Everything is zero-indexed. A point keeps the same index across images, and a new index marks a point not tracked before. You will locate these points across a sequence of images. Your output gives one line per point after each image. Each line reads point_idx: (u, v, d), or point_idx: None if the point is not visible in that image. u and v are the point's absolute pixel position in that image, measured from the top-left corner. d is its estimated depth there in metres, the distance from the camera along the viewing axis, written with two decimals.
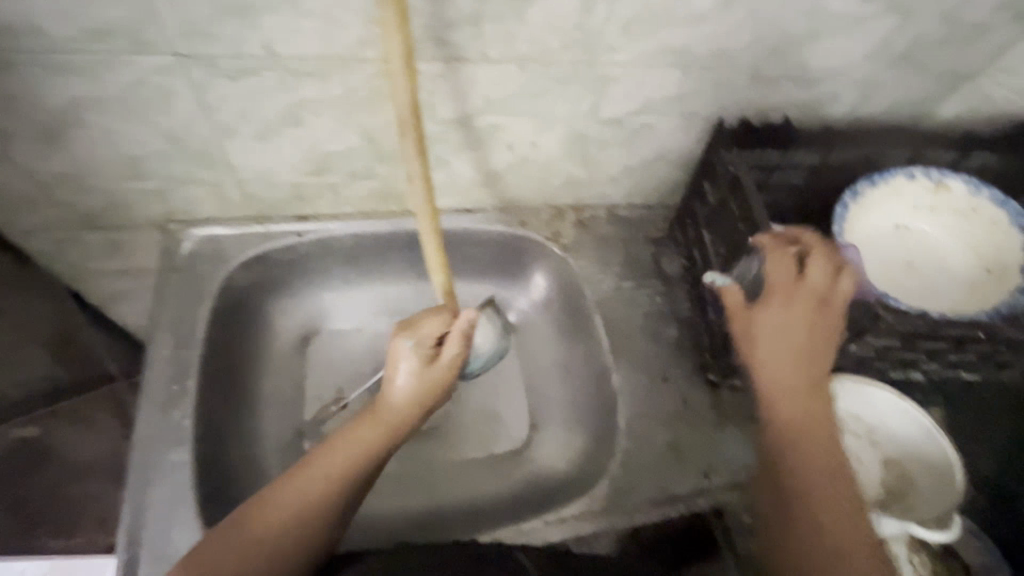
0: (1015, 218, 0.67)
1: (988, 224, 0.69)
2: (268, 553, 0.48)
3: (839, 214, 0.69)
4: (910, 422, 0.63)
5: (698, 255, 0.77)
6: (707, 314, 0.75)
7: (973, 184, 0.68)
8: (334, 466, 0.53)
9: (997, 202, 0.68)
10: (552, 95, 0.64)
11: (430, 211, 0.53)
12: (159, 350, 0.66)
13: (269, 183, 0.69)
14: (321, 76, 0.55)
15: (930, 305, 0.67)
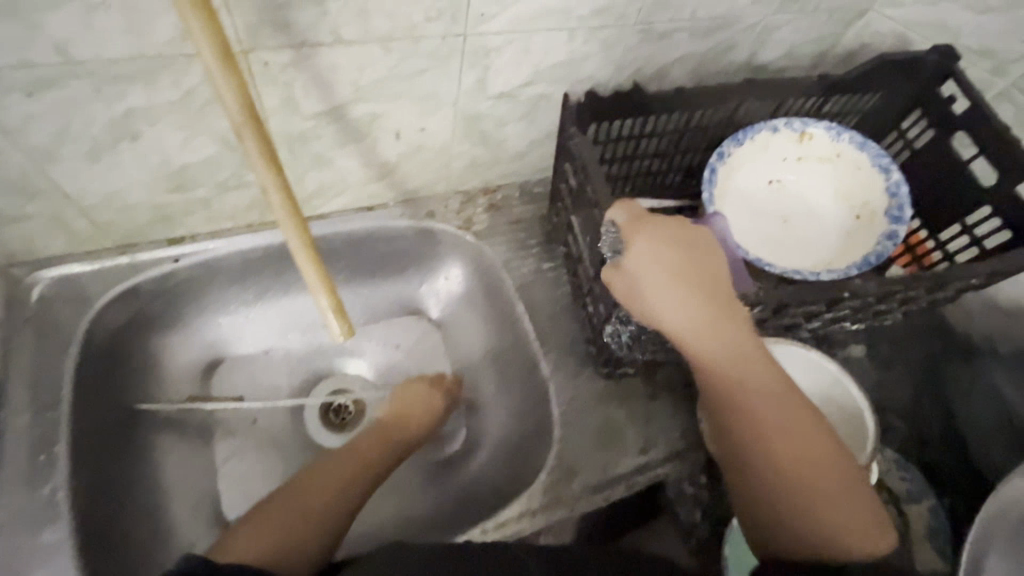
0: (875, 159, 0.69)
1: (853, 167, 0.71)
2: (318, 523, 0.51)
3: (708, 179, 0.69)
4: (817, 372, 0.64)
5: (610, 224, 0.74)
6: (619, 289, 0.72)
7: (834, 130, 0.70)
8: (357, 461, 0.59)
9: (857, 144, 0.70)
10: (430, 75, 0.57)
11: (298, 220, 0.47)
12: (19, 416, 0.57)
13: (123, 207, 0.60)
14: (144, 81, 0.47)
15: (805, 259, 0.69)
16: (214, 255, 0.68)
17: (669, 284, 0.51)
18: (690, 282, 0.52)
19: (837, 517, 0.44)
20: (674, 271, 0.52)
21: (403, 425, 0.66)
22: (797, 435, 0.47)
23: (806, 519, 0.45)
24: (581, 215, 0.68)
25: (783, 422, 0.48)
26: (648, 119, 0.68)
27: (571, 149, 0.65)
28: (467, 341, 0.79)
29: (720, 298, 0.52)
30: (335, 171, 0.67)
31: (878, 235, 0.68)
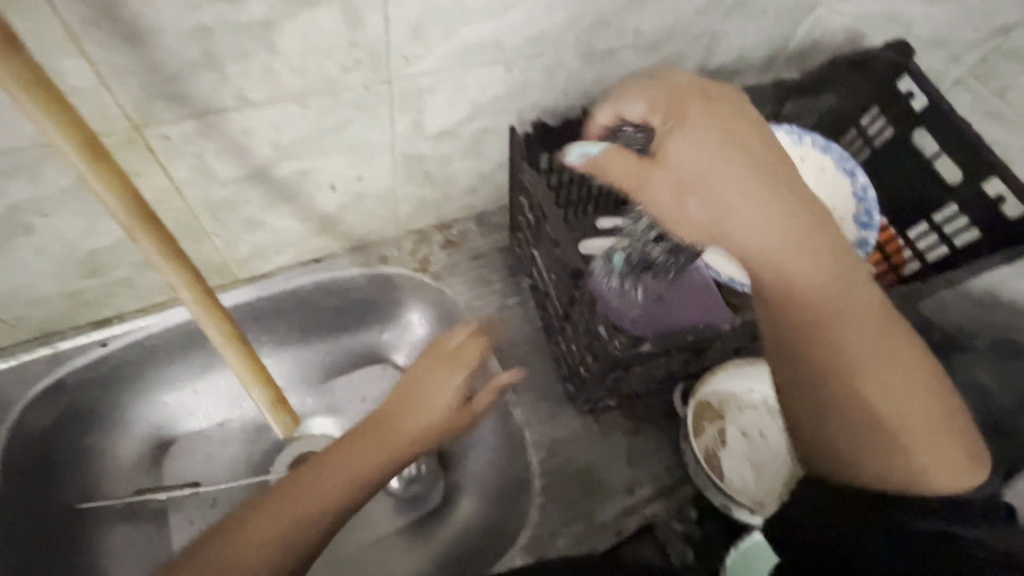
0: (838, 161, 0.67)
1: (817, 171, 0.68)
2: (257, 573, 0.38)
3: None
4: None
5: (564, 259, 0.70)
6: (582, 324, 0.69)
7: (796, 134, 0.67)
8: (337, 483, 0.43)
9: (820, 147, 0.67)
10: (357, 124, 0.53)
11: (219, 314, 0.42)
12: None
13: (31, 298, 0.54)
14: (23, 175, 0.42)
15: None
16: (148, 333, 0.62)
17: (708, 149, 0.38)
18: (729, 124, 0.38)
19: (921, 421, 0.36)
20: (746, 124, 0.39)
21: (406, 417, 0.50)
22: (863, 324, 0.37)
23: (874, 417, 0.36)
24: (542, 250, 0.64)
25: (863, 336, 0.37)
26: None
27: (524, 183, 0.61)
28: None
29: (766, 174, 0.38)
30: (271, 232, 0.62)
31: (848, 242, 0.65)
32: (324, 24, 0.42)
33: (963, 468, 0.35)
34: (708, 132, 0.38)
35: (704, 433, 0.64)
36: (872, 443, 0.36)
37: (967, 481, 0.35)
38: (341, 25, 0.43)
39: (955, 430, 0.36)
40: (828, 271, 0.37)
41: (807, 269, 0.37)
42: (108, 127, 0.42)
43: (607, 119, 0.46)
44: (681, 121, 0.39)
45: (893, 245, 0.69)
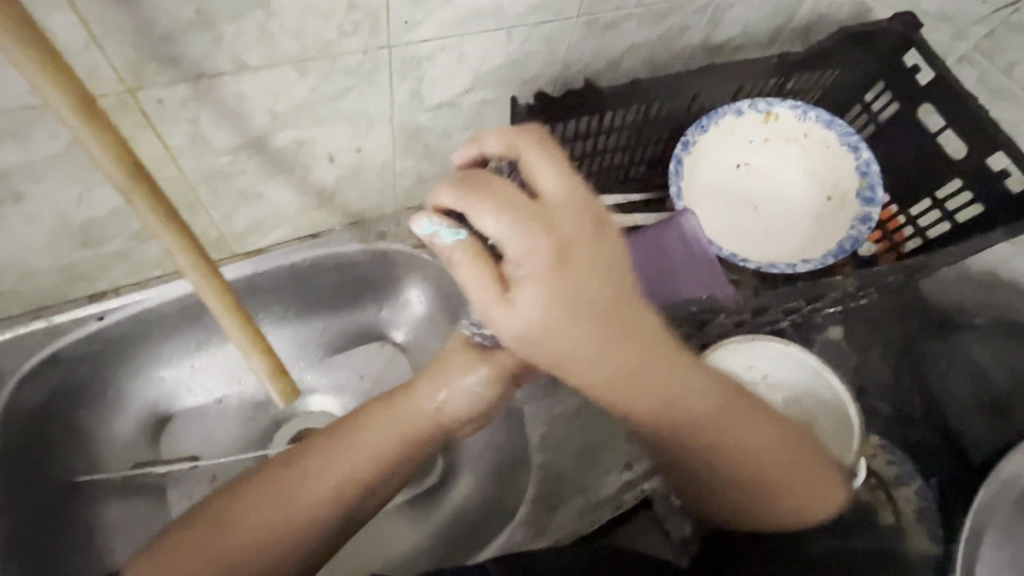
0: (843, 136, 0.66)
1: (821, 147, 0.68)
2: (257, 553, 0.45)
3: (674, 172, 0.65)
4: (799, 363, 0.63)
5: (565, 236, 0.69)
6: None
7: (800, 108, 0.67)
8: (351, 466, 0.49)
9: (825, 122, 0.67)
10: (356, 93, 0.52)
11: (215, 278, 0.41)
12: None
13: (22, 270, 0.53)
14: (13, 139, 0.40)
15: (780, 249, 0.66)
16: (144, 308, 0.61)
17: (544, 309, 0.40)
18: (579, 283, 0.40)
19: (791, 488, 0.47)
20: (594, 269, 0.40)
21: (427, 404, 0.54)
22: (736, 426, 0.46)
23: (751, 488, 0.47)
24: None
25: (740, 431, 0.46)
26: (603, 117, 0.64)
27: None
28: None
29: (601, 322, 0.41)
30: (268, 205, 0.61)
31: (850, 219, 0.65)
32: None
33: (831, 495, 0.48)
34: (555, 291, 0.39)
35: None
36: (763, 507, 0.48)
37: (831, 505, 0.48)
38: None
39: (814, 464, 0.48)
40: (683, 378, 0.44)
41: (674, 391, 0.44)
42: (100, 89, 0.41)
43: (449, 205, 0.40)
44: (525, 269, 0.39)
45: (894, 222, 0.69)
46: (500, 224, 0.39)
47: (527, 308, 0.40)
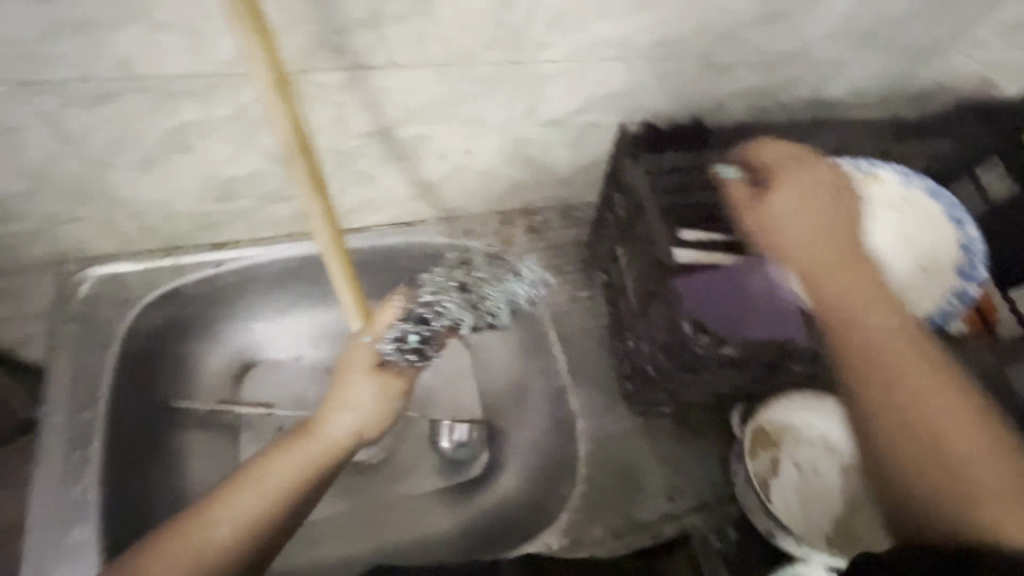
0: (947, 209, 0.65)
1: (923, 215, 0.66)
2: None
3: None
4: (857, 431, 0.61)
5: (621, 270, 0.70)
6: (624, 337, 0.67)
7: (904, 175, 0.66)
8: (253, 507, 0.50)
9: (929, 193, 0.66)
10: (480, 100, 0.56)
11: (331, 227, 0.46)
12: (55, 413, 0.58)
13: (166, 214, 0.60)
14: (198, 98, 0.47)
15: None
16: (254, 263, 0.68)
17: (814, 226, 0.57)
18: (812, 210, 0.58)
19: (956, 450, 0.46)
20: (823, 218, 0.57)
21: (334, 423, 0.54)
22: (920, 390, 0.49)
23: (942, 462, 0.46)
24: (627, 246, 0.65)
25: (919, 399, 0.48)
26: (702, 154, 0.65)
27: (615, 179, 0.64)
28: (499, 365, 0.77)
29: (823, 226, 0.57)
30: (377, 189, 0.66)
31: (946, 291, 0.62)
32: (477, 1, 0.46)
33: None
34: (807, 201, 0.58)
35: (757, 458, 0.62)
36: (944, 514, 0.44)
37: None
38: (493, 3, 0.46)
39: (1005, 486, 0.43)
40: (898, 336, 0.52)
41: (875, 348, 0.52)
42: None
43: (752, 160, 0.61)
44: (775, 186, 0.59)
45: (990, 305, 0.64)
46: (765, 166, 0.60)
47: (782, 201, 0.58)
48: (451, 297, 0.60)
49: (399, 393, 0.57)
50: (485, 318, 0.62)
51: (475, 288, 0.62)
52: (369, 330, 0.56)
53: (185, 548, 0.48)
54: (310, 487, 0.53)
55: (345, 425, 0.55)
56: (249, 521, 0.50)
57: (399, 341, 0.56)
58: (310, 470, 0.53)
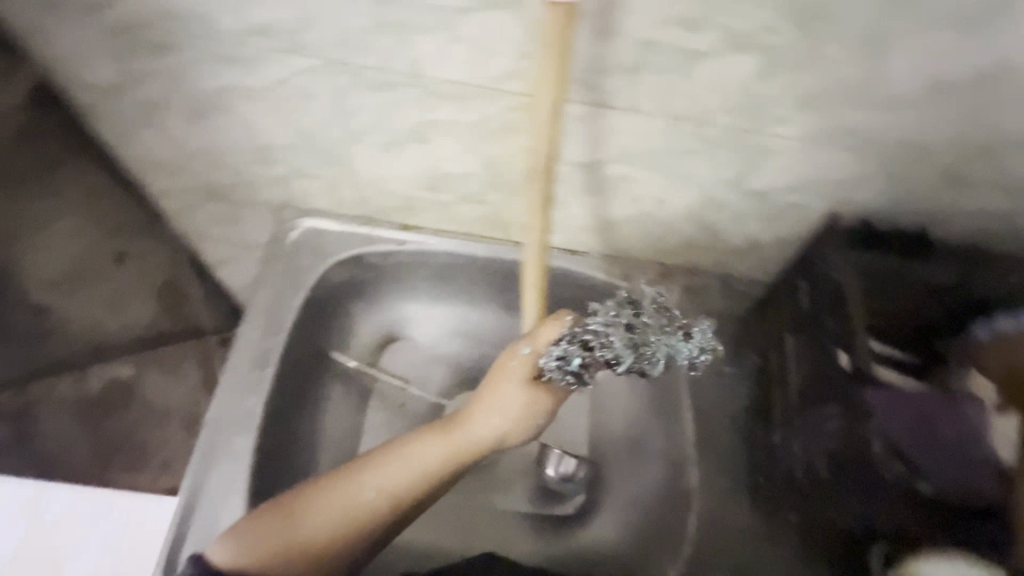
0: None
1: None
2: (319, 547, 0.52)
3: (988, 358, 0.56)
4: None
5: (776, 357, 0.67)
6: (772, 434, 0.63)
7: None
8: (403, 479, 0.55)
9: None
10: (696, 157, 0.57)
11: (540, 250, 0.57)
12: (248, 333, 0.65)
13: (383, 190, 0.67)
14: (458, 101, 0.52)
15: None
16: (432, 249, 0.74)
17: None
18: None
19: None
20: None
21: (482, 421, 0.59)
22: None
23: None
24: (803, 339, 0.61)
25: None
26: (911, 265, 0.59)
27: (816, 270, 0.62)
28: (618, 412, 0.77)
29: None
30: (561, 214, 0.69)
31: None
32: (741, 69, 0.47)
33: None
34: None
35: None
36: None
37: None
38: (755, 73, 0.47)
39: None
40: None
41: None
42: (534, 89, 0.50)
43: None
44: None
45: None
46: None
47: None
48: (618, 334, 0.56)
49: (546, 410, 0.61)
50: (641, 365, 0.56)
51: (642, 330, 0.56)
52: (529, 343, 0.59)
53: (334, 502, 0.53)
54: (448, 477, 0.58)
55: (491, 426, 0.59)
56: (394, 494, 0.55)
57: (560, 363, 0.57)
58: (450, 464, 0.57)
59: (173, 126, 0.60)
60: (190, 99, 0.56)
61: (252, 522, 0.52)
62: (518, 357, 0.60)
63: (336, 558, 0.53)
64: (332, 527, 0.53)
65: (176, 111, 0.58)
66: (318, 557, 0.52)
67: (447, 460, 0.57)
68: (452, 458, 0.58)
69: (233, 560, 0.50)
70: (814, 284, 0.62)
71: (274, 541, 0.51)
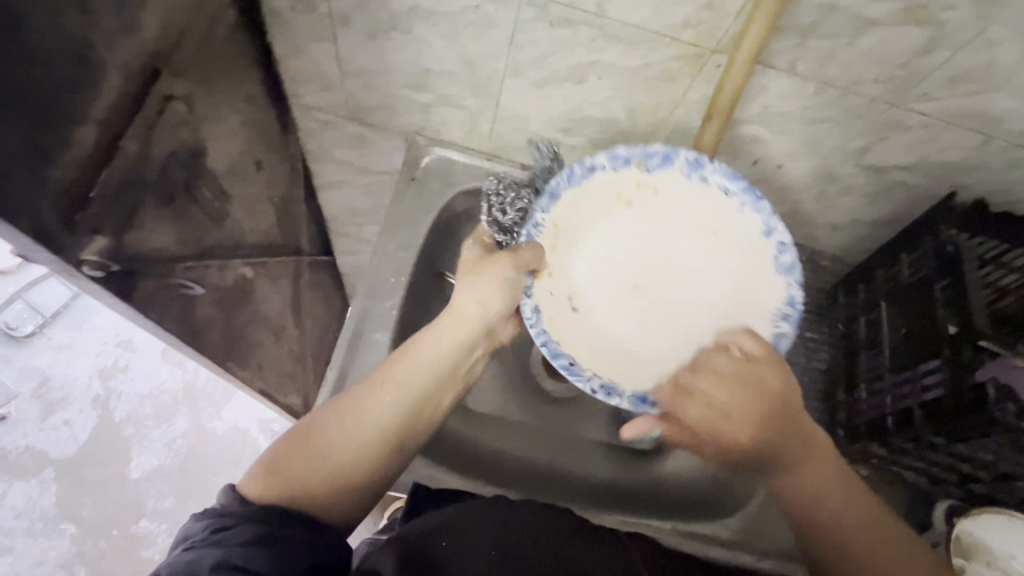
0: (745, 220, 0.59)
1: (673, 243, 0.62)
2: (348, 461, 0.48)
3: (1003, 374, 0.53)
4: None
5: (863, 323, 0.71)
6: (855, 391, 0.69)
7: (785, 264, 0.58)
8: (409, 374, 0.52)
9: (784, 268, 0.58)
10: (829, 125, 0.62)
11: (724, 118, 0.56)
12: (385, 244, 0.71)
13: (520, 127, 0.72)
14: (628, 44, 0.57)
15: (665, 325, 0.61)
16: None
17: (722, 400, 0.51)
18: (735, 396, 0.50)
19: None
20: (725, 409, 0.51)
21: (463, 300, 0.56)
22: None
23: None
24: (898, 305, 0.66)
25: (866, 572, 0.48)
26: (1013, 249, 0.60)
27: (924, 244, 0.65)
28: None
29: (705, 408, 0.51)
30: None
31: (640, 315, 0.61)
32: (907, 39, 0.51)
33: None
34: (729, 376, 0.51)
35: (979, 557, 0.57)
36: None
37: None
38: (917, 46, 0.51)
39: None
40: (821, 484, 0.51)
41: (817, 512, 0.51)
42: (706, 41, 0.55)
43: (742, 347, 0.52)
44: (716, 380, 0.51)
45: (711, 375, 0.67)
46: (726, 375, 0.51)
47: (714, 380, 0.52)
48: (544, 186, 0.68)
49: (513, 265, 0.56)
50: None
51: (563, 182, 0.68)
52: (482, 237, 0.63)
53: (348, 411, 0.50)
54: (454, 373, 0.56)
55: (471, 299, 0.56)
56: (407, 392, 0.52)
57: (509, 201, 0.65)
58: (453, 358, 0.55)
59: (345, 41, 0.65)
60: (374, 16, 0.61)
61: (270, 459, 0.47)
62: (467, 247, 0.61)
63: (365, 471, 0.49)
64: (355, 444, 0.49)
65: (357, 27, 0.62)
66: (340, 482, 0.47)
67: (451, 354, 0.55)
68: (452, 353, 0.55)
69: (260, 492, 0.45)
70: (916, 254, 0.65)
71: (294, 468, 0.46)
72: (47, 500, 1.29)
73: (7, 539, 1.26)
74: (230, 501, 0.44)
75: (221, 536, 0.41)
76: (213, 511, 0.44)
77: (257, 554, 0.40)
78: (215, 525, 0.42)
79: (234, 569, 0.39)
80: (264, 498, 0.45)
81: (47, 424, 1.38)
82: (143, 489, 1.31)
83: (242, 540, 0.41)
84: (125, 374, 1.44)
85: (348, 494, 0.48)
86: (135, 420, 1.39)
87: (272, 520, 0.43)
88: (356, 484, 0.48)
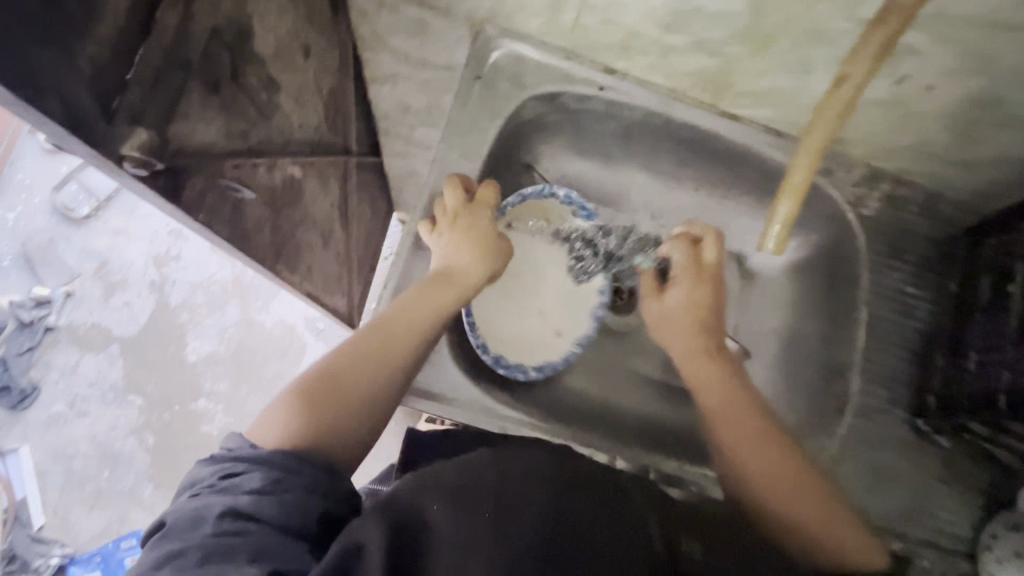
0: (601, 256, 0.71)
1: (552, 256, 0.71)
2: (363, 393, 0.48)
3: None
4: None
5: (992, 284, 0.62)
6: (965, 359, 0.62)
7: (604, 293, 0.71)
8: (413, 315, 0.53)
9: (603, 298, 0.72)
10: (1019, 35, 0.48)
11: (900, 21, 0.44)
12: (449, 156, 0.66)
13: (611, 19, 0.60)
14: None
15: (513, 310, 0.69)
16: (633, 104, 0.69)
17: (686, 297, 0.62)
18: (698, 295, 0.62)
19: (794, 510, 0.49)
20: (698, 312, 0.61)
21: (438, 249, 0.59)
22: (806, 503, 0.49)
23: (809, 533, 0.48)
24: None
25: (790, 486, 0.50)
26: None
27: None
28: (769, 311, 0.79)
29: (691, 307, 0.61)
30: (799, 85, 0.61)
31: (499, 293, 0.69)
32: None
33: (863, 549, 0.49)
34: (693, 288, 0.62)
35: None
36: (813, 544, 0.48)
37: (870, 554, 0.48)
38: None
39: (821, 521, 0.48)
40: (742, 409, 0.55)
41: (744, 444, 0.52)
42: None
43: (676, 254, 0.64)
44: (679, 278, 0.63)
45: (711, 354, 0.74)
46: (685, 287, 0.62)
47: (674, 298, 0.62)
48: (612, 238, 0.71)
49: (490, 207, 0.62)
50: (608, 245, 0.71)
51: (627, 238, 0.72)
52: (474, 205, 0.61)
53: (359, 351, 0.49)
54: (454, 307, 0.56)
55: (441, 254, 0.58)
56: (414, 329, 0.52)
57: (579, 255, 0.71)
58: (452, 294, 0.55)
59: None
60: None
61: (279, 411, 0.45)
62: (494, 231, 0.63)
63: (380, 399, 0.49)
64: (363, 381, 0.48)
65: None
66: (338, 420, 0.46)
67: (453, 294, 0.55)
68: (454, 295, 0.55)
69: (273, 439, 0.44)
70: None
71: (311, 409, 0.45)
72: (115, 373, 1.39)
73: (83, 404, 1.38)
74: (240, 446, 0.42)
75: (229, 483, 0.39)
76: (222, 455, 0.42)
77: (265, 504, 0.38)
78: (223, 473, 0.40)
79: (239, 519, 0.37)
80: (277, 442, 0.43)
81: (109, 304, 1.44)
82: (200, 371, 1.38)
83: (253, 487, 0.39)
84: (178, 263, 1.47)
85: (366, 424, 0.47)
86: (190, 307, 1.44)
87: (283, 465, 0.40)
88: (366, 421, 0.47)
